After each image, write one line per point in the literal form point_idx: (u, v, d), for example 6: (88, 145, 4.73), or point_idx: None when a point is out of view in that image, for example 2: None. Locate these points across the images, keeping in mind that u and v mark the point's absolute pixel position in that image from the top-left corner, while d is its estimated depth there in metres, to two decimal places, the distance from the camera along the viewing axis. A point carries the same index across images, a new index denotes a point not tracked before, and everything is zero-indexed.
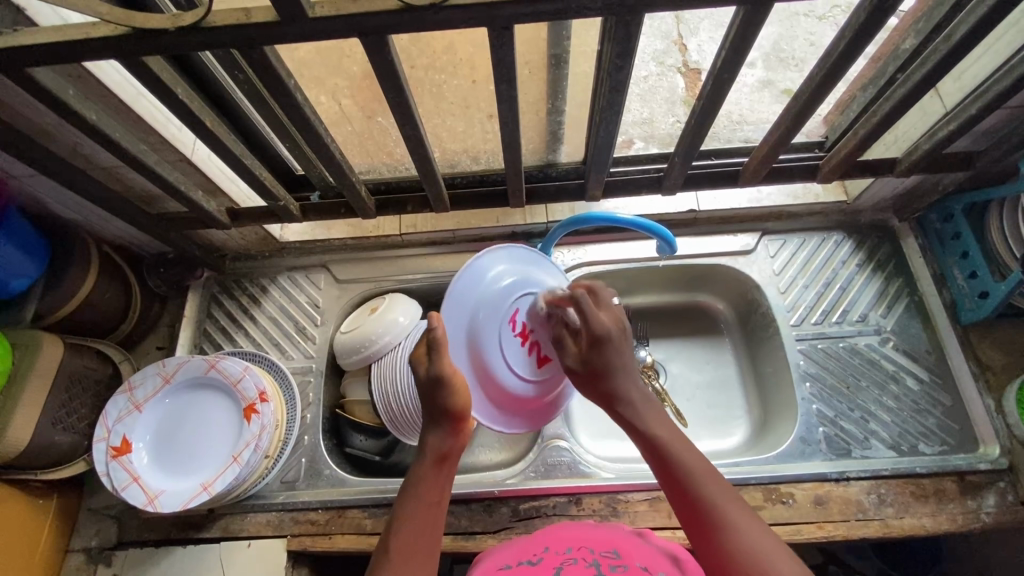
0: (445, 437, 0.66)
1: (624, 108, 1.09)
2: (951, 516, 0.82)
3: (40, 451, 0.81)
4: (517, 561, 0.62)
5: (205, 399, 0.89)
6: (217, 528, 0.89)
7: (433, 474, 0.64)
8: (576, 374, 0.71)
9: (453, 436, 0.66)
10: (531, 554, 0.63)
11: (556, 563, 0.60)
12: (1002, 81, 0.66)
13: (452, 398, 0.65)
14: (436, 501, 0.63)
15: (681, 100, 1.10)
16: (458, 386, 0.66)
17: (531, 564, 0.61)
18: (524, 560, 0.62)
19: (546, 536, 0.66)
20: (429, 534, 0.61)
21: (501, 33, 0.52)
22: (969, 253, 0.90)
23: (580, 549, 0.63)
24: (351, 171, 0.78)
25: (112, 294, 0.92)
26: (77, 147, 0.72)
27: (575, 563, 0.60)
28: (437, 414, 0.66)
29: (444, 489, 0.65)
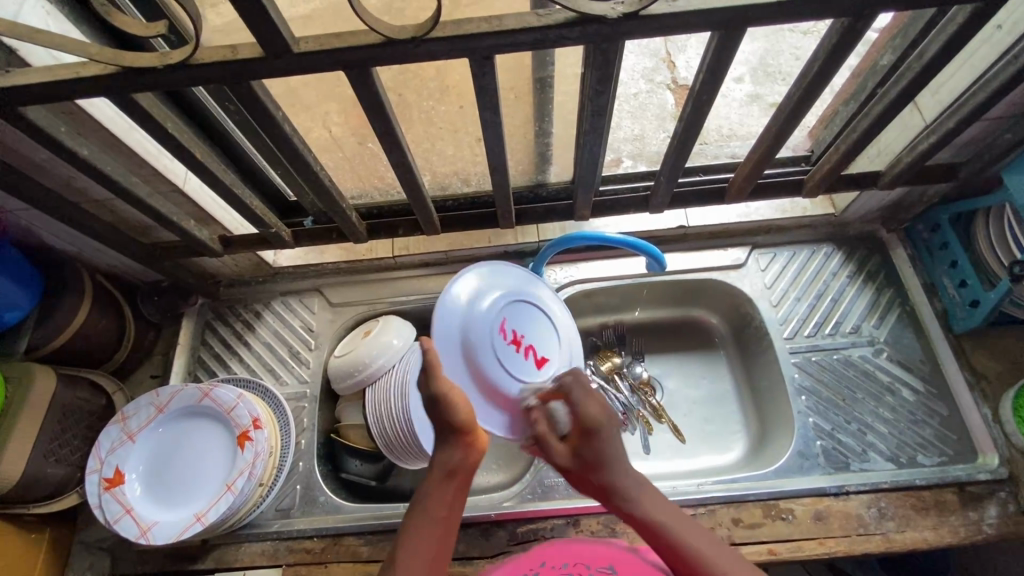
0: (454, 454, 0.68)
1: (615, 125, 1.10)
2: (954, 529, 0.81)
3: (33, 484, 0.80)
4: None
5: (200, 426, 0.88)
6: (211, 559, 0.88)
7: (440, 487, 0.66)
8: (570, 473, 0.71)
9: (462, 452, 0.68)
10: (527, 569, 0.64)
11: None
12: (978, 95, 0.67)
13: (460, 416, 0.68)
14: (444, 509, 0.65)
15: (670, 116, 1.12)
16: (462, 407, 0.69)
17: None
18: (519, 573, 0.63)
19: (546, 549, 0.67)
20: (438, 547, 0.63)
21: (483, 63, 0.53)
22: (959, 262, 0.90)
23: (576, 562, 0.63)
24: (342, 197, 0.79)
25: (106, 323, 0.93)
26: (70, 180, 0.73)
27: None
28: (442, 428, 0.69)
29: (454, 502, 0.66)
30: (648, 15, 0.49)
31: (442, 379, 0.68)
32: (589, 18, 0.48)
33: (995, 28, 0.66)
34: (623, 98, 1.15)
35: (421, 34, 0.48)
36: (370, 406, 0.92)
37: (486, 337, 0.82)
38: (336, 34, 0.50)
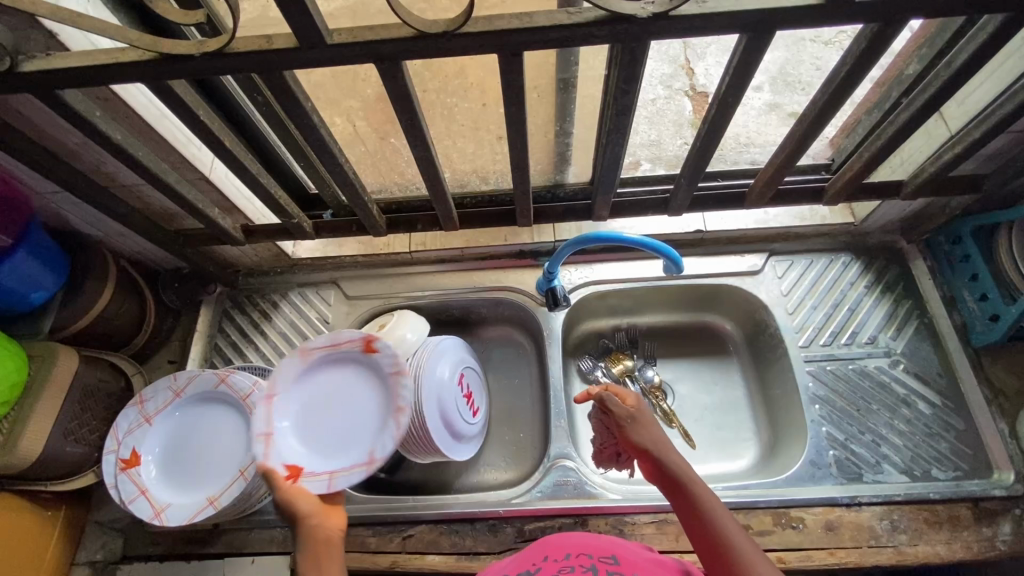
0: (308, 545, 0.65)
1: (633, 130, 1.11)
2: (967, 544, 0.80)
3: (51, 461, 0.82)
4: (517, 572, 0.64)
5: (217, 412, 0.89)
6: (221, 543, 0.89)
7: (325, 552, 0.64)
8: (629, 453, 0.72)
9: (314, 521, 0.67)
10: (530, 564, 0.65)
11: (555, 570, 0.63)
12: (1004, 106, 0.66)
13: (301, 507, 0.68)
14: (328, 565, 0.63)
15: (688, 122, 1.12)
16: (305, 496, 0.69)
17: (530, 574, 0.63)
18: (524, 569, 0.64)
19: (547, 545, 0.68)
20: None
21: (511, 59, 0.54)
22: (979, 276, 0.89)
23: (579, 556, 0.65)
24: (364, 190, 0.80)
25: (127, 306, 0.94)
26: (100, 165, 0.74)
27: (573, 570, 0.62)
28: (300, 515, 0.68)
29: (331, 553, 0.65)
30: (678, 15, 0.49)
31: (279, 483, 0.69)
32: (619, 17, 0.49)
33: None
34: (641, 103, 1.15)
35: (452, 28, 0.49)
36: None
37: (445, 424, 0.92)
38: (369, 26, 0.51)
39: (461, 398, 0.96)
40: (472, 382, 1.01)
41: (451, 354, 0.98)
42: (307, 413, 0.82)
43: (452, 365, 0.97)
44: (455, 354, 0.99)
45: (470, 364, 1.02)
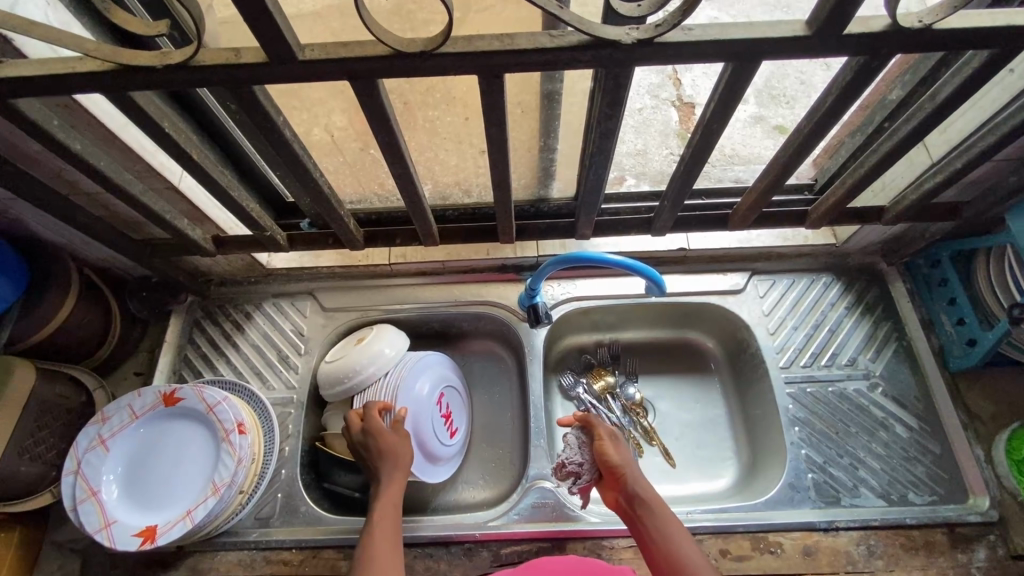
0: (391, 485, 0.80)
1: (618, 140, 1.10)
2: (942, 570, 0.80)
3: (4, 481, 0.78)
4: None
5: (139, 450, 0.85)
6: (186, 566, 0.85)
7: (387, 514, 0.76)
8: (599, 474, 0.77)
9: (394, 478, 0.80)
10: None
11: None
12: (986, 138, 0.67)
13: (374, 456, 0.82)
14: (393, 517, 0.76)
15: (675, 133, 1.11)
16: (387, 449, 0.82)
17: None
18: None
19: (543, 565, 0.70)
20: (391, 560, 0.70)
21: (491, 81, 0.52)
22: (957, 300, 0.91)
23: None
24: (340, 204, 0.77)
25: (91, 317, 0.91)
26: (62, 173, 0.71)
27: None
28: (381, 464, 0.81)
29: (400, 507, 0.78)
30: (664, 42, 0.48)
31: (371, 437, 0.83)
32: (603, 42, 0.47)
33: (1008, 71, 0.66)
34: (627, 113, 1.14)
35: (430, 47, 0.47)
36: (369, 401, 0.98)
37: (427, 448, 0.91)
38: (343, 43, 0.49)
39: (438, 418, 0.94)
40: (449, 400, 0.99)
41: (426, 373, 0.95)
42: (150, 452, 0.85)
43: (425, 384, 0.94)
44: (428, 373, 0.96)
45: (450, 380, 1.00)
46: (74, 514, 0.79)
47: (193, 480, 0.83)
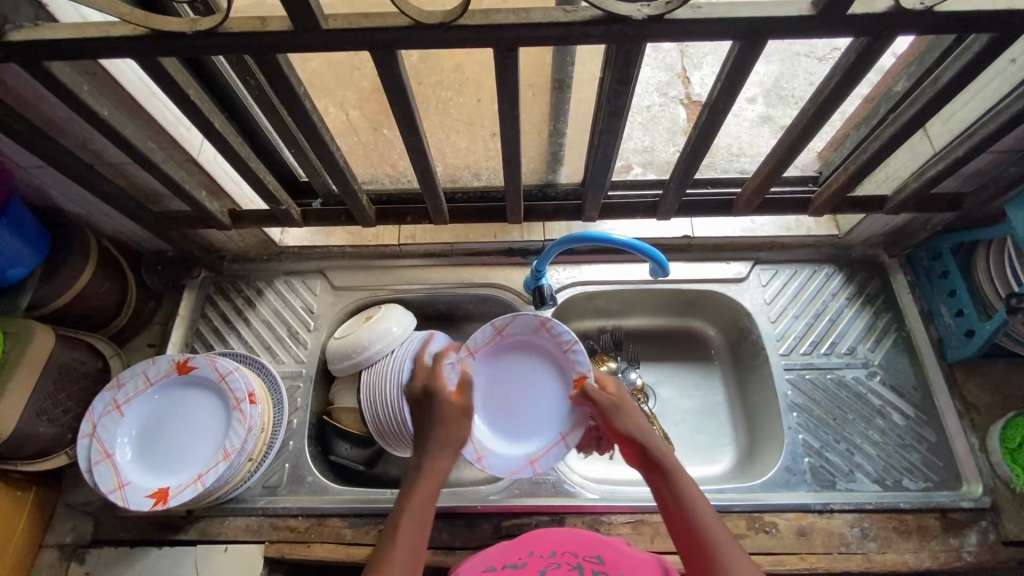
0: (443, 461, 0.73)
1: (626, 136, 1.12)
2: (934, 554, 0.81)
3: (23, 440, 0.80)
4: (502, 565, 0.63)
5: (154, 417, 0.87)
6: (194, 530, 0.88)
7: (428, 475, 0.71)
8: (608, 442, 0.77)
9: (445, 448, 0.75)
10: (516, 557, 0.65)
11: (541, 566, 0.64)
12: (987, 126, 0.68)
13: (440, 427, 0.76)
14: (426, 507, 0.68)
15: (681, 130, 1.13)
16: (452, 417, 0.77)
17: (516, 568, 0.63)
18: (511, 564, 0.64)
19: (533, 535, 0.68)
20: (414, 543, 0.63)
21: (507, 54, 0.54)
22: (957, 292, 0.91)
23: (565, 553, 0.65)
24: (354, 180, 0.80)
25: (108, 286, 0.93)
26: (86, 140, 0.74)
27: (559, 568, 0.63)
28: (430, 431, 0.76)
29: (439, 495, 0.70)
30: (673, 19, 0.50)
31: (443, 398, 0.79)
32: (614, 18, 0.49)
33: (1009, 61, 0.67)
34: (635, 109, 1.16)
35: (449, 19, 0.49)
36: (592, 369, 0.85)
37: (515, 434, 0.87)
38: (365, 14, 0.51)
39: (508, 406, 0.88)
40: (532, 376, 0.89)
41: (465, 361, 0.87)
42: (166, 419, 0.87)
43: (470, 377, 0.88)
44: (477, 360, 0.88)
45: (529, 348, 0.89)
46: (89, 474, 0.81)
47: (206, 447, 0.85)
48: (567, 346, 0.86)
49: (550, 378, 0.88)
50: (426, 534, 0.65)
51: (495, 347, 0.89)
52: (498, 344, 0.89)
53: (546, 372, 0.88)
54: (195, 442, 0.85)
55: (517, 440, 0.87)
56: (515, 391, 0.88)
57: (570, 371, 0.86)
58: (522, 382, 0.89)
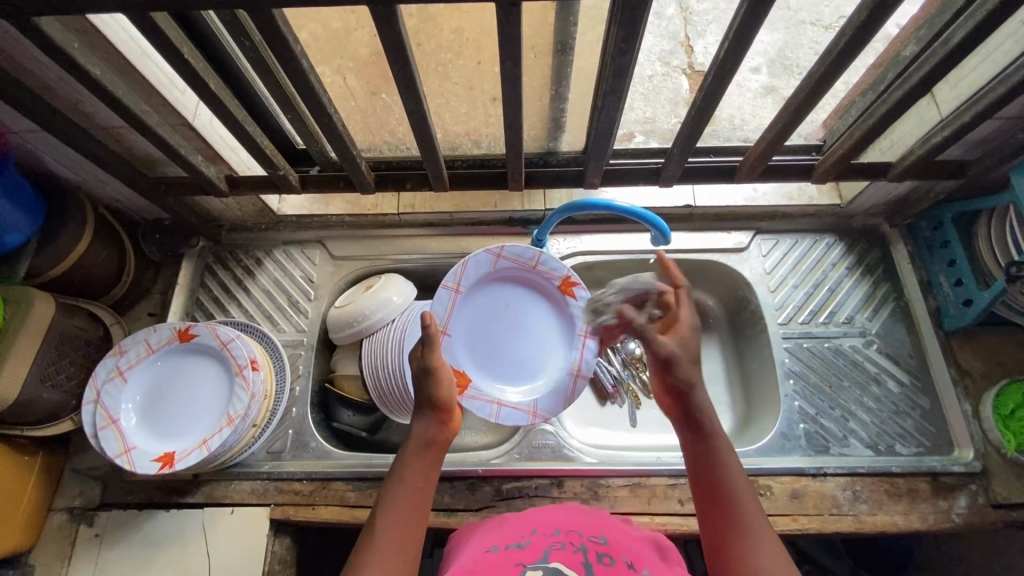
0: (431, 429, 0.65)
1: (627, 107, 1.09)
2: (923, 515, 0.84)
3: (27, 406, 0.81)
4: (506, 545, 0.58)
5: (157, 383, 0.88)
6: (201, 494, 0.89)
7: (418, 461, 0.63)
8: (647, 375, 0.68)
9: (439, 425, 0.66)
10: (519, 538, 0.59)
11: (544, 546, 0.57)
12: (995, 89, 0.67)
13: (434, 390, 0.66)
14: (418, 499, 0.61)
15: (683, 102, 1.10)
16: (444, 381, 0.67)
17: (519, 546, 0.57)
18: (512, 544, 0.59)
19: (537, 519, 0.64)
20: (402, 533, 0.58)
21: (509, 9, 0.53)
22: (957, 261, 0.91)
23: (568, 532, 0.60)
24: (353, 145, 0.79)
25: (106, 255, 0.93)
26: (79, 104, 0.72)
27: (562, 547, 0.56)
28: (420, 406, 0.67)
29: (430, 481, 0.63)
30: None
31: (435, 353, 0.66)
32: None
33: (1020, 22, 0.66)
34: (637, 80, 1.13)
35: None
36: (567, 268, 0.90)
37: (532, 365, 0.90)
38: None
39: (504, 343, 0.90)
40: (513, 305, 0.91)
41: (456, 330, 0.87)
42: (169, 386, 0.88)
43: (468, 341, 0.88)
44: (460, 316, 0.87)
45: (487, 284, 0.90)
46: (95, 439, 0.82)
47: (211, 414, 0.86)
48: (530, 261, 0.89)
49: (525, 298, 0.91)
50: (414, 522, 0.59)
51: (469, 302, 0.88)
52: (468, 299, 0.88)
53: (512, 292, 0.91)
54: (199, 410, 0.86)
55: (547, 371, 0.90)
56: (500, 325, 0.90)
57: (547, 280, 0.91)
58: (501, 315, 0.90)
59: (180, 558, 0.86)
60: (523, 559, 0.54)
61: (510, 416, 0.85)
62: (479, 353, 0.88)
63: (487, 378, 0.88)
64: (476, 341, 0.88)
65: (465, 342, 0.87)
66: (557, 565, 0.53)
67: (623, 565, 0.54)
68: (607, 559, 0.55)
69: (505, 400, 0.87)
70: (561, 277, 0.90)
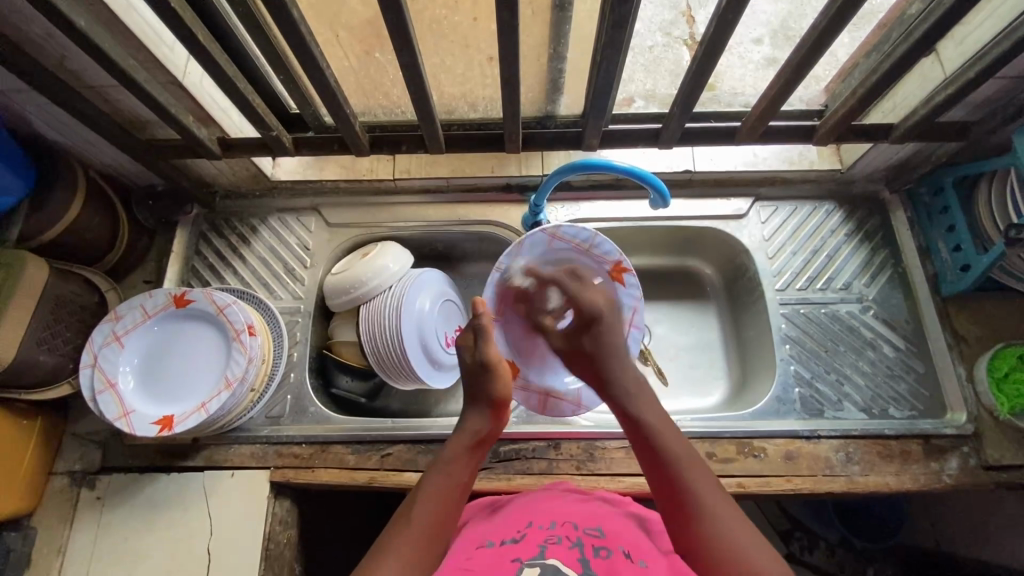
0: (482, 423, 0.68)
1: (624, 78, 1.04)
2: (914, 476, 0.85)
3: (24, 369, 0.81)
4: (500, 540, 0.59)
5: (155, 349, 0.88)
6: (201, 457, 0.90)
7: (467, 454, 0.66)
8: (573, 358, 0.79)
9: (492, 420, 0.69)
10: (515, 532, 0.60)
11: (540, 540, 0.58)
12: (1001, 44, 0.66)
13: (496, 384, 0.70)
14: (460, 491, 0.63)
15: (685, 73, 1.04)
16: (503, 375, 0.71)
17: (514, 542, 0.58)
18: (507, 538, 0.59)
19: (533, 512, 0.64)
20: (441, 520, 0.60)
21: None
22: (956, 227, 0.91)
23: (564, 526, 0.60)
24: (347, 104, 0.78)
25: (99, 220, 0.92)
26: (65, 60, 0.70)
27: (558, 543, 0.57)
28: (477, 399, 0.70)
29: (471, 475, 0.65)
30: None
31: (490, 346, 0.71)
32: None
33: None
34: (636, 50, 1.07)
35: None
36: (619, 251, 0.85)
37: None
38: None
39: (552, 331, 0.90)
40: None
41: (508, 317, 0.88)
42: (167, 353, 0.88)
43: (516, 330, 0.89)
44: (506, 309, 0.88)
45: (535, 272, 0.87)
46: (94, 402, 0.82)
47: (210, 379, 0.86)
48: (583, 243, 0.85)
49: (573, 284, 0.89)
50: (453, 511, 0.62)
51: (523, 288, 0.87)
52: (516, 290, 0.87)
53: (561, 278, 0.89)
54: (198, 376, 0.86)
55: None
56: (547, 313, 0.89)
57: (598, 263, 0.87)
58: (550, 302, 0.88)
59: (182, 520, 0.87)
60: (519, 555, 0.55)
61: (557, 408, 0.89)
62: (525, 342, 0.90)
63: (536, 369, 0.90)
64: (521, 333, 0.89)
65: (509, 335, 0.89)
66: (554, 563, 0.54)
67: (620, 557, 0.55)
68: (604, 552, 0.56)
69: (551, 389, 0.90)
70: (613, 261, 0.86)
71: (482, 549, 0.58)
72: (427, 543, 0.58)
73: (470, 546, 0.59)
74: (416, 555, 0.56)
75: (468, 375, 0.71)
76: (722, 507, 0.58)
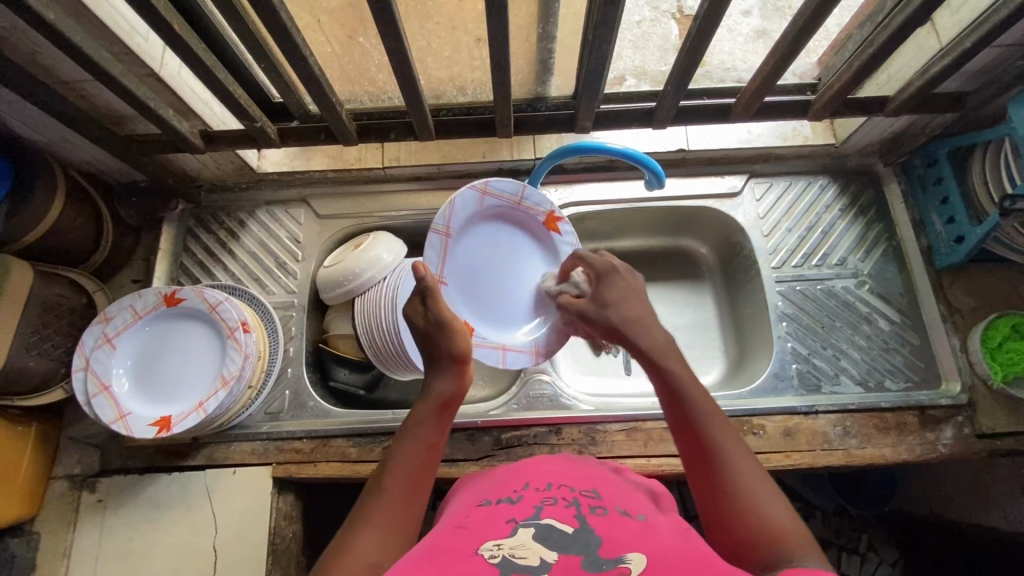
0: (449, 384, 0.64)
1: (615, 56, 1.02)
2: (910, 447, 0.86)
3: (16, 375, 0.80)
4: (496, 500, 0.58)
5: (141, 347, 0.86)
6: (201, 456, 0.90)
7: (433, 416, 0.61)
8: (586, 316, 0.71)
9: (455, 381, 0.64)
10: (511, 493, 0.59)
11: (536, 501, 0.56)
12: (998, 12, 0.65)
13: (454, 341, 0.65)
14: (426, 459, 0.59)
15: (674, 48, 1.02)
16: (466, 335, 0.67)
17: (510, 502, 0.57)
18: (504, 497, 0.58)
19: (529, 474, 0.63)
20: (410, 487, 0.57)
21: None
22: (950, 198, 0.90)
23: (561, 487, 0.59)
24: (333, 93, 0.75)
25: (81, 220, 0.89)
26: (36, 55, 0.68)
27: (555, 503, 0.55)
28: (439, 359, 0.65)
29: (439, 440, 0.61)
30: None
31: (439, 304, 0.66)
32: None
33: None
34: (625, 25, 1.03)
35: None
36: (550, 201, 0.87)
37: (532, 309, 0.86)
38: None
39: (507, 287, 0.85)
40: (499, 239, 0.85)
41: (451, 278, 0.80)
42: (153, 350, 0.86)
43: (463, 290, 0.81)
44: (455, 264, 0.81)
45: (480, 226, 0.84)
46: (89, 407, 0.81)
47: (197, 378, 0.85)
48: (514, 198, 0.84)
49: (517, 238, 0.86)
50: (419, 480, 0.58)
51: (460, 249, 0.81)
52: (460, 242, 0.81)
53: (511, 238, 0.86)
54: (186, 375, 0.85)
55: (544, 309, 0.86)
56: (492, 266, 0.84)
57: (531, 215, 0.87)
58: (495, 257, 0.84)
59: (185, 519, 0.87)
60: (514, 515, 0.54)
61: (517, 361, 0.82)
62: (481, 303, 0.82)
63: (489, 325, 0.83)
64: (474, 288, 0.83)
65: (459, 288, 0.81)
66: (550, 520, 0.52)
67: (617, 515, 0.54)
68: (600, 510, 0.55)
69: (510, 344, 0.82)
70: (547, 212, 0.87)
71: (478, 508, 0.57)
72: (399, 515, 0.55)
73: (467, 508, 0.58)
74: (388, 521, 0.54)
75: (420, 341, 0.66)
76: (758, 473, 0.54)
